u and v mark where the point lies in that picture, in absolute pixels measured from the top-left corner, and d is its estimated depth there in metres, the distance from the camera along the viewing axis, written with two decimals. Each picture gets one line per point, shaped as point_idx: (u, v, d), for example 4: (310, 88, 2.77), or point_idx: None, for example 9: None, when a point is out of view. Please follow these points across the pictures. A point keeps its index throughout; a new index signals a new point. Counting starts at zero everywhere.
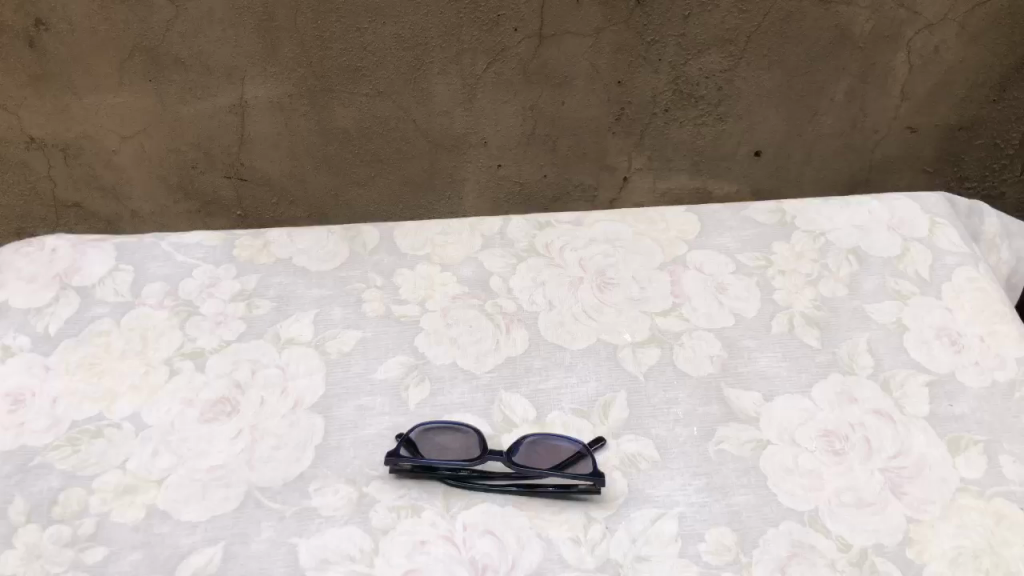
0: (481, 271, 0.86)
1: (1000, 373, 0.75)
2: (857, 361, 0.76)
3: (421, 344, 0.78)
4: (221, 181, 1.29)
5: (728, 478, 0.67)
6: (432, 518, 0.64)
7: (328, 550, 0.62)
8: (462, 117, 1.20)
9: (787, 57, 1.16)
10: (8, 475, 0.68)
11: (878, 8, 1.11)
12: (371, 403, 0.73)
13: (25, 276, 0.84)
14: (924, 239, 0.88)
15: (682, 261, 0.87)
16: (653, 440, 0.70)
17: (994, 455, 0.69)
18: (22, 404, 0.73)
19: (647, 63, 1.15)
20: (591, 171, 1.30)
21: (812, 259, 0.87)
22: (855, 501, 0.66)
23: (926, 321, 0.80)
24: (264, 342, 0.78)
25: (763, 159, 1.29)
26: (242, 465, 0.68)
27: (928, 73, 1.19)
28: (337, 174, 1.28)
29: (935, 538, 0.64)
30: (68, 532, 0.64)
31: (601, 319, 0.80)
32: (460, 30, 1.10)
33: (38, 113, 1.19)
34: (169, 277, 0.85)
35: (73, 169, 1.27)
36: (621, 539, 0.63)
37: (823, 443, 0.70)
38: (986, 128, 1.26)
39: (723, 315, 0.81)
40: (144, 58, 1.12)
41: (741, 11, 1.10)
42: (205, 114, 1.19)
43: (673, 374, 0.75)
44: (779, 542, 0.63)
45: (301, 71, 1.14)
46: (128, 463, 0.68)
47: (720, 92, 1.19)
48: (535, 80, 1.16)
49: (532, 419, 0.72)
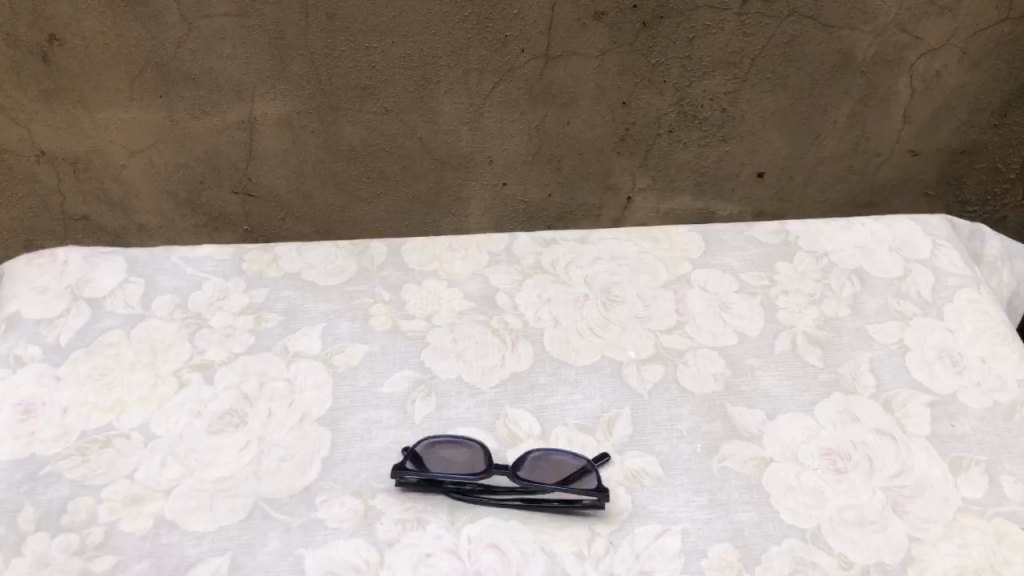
0: (487, 286, 0.87)
1: (1002, 396, 0.76)
2: (859, 381, 0.77)
3: (428, 359, 0.79)
4: (228, 197, 1.31)
5: (731, 495, 0.68)
6: (439, 531, 0.65)
7: (333, 562, 0.63)
8: (469, 136, 1.22)
9: (790, 80, 1.18)
10: (19, 483, 0.68)
11: (881, 34, 1.13)
12: (378, 416, 0.73)
13: (36, 286, 0.85)
14: (926, 260, 0.89)
15: (686, 279, 0.88)
16: (657, 457, 0.70)
17: (996, 475, 0.70)
18: (33, 413, 0.74)
19: (651, 85, 1.17)
20: (596, 190, 1.31)
21: (815, 279, 0.87)
22: (856, 520, 0.66)
23: (927, 341, 0.81)
24: (273, 355, 0.79)
25: (766, 180, 1.31)
26: (250, 476, 0.69)
27: (930, 97, 1.21)
28: (344, 191, 1.30)
29: (937, 557, 0.64)
30: (77, 540, 0.64)
31: (605, 336, 0.81)
32: (468, 50, 1.11)
33: (49, 127, 1.21)
34: (180, 290, 0.86)
35: (82, 182, 1.29)
36: (624, 554, 0.64)
37: (825, 461, 0.70)
38: (987, 152, 1.28)
39: (727, 334, 0.81)
40: (155, 75, 1.14)
41: (746, 34, 1.11)
42: (214, 130, 1.21)
43: (677, 391, 0.76)
44: (781, 559, 0.64)
45: (310, 89, 1.15)
46: (137, 472, 0.69)
47: (724, 114, 1.21)
48: (541, 100, 1.18)
49: (537, 433, 0.73)
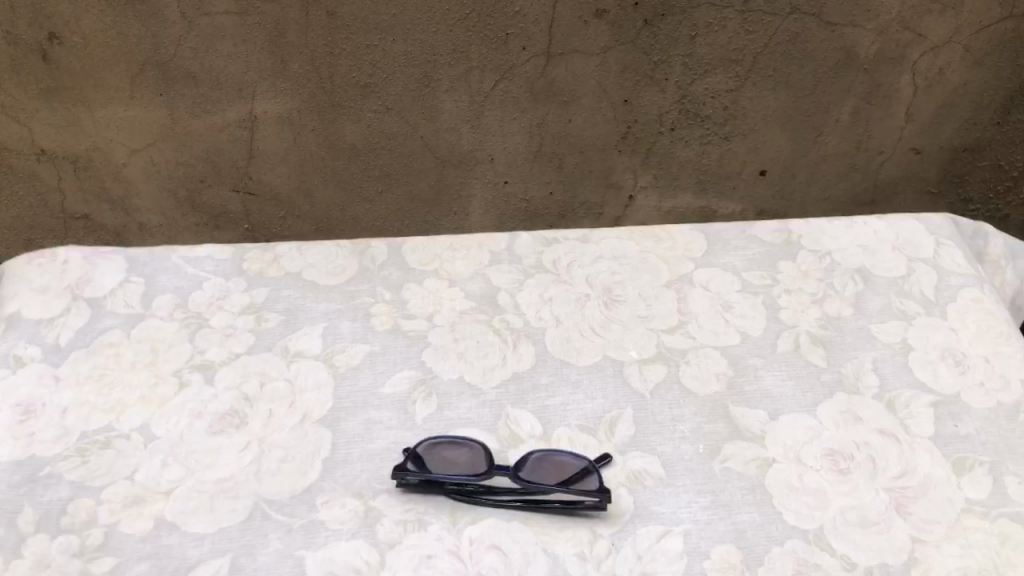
0: (488, 285, 0.86)
1: (1005, 396, 0.76)
2: (862, 381, 0.77)
3: (429, 359, 0.78)
4: (228, 196, 1.31)
5: (734, 496, 0.67)
6: (440, 532, 0.65)
7: (334, 563, 0.63)
8: (470, 134, 1.21)
9: (792, 78, 1.17)
10: (18, 485, 0.68)
11: (884, 31, 1.12)
12: (379, 417, 0.73)
13: (36, 286, 0.85)
14: (928, 260, 0.89)
15: (688, 279, 0.87)
16: (659, 458, 0.70)
17: (999, 476, 0.69)
18: (32, 414, 0.74)
19: (653, 83, 1.16)
20: (597, 189, 1.30)
21: (818, 278, 0.87)
22: (859, 521, 0.66)
23: (930, 341, 0.80)
24: (274, 355, 0.79)
25: (768, 179, 1.30)
26: (251, 477, 0.69)
27: (933, 94, 1.20)
28: (345, 190, 1.30)
29: (940, 559, 0.64)
30: (77, 542, 0.64)
31: (607, 336, 0.81)
32: (469, 48, 1.11)
33: (49, 126, 1.21)
34: (180, 289, 0.85)
35: (82, 180, 1.29)
36: (626, 556, 0.63)
37: (827, 462, 0.70)
38: (990, 150, 1.27)
39: (729, 334, 0.81)
40: (155, 73, 1.14)
41: (748, 31, 1.11)
42: (214, 128, 1.20)
43: (679, 391, 0.75)
44: (783, 560, 0.63)
45: (311, 87, 1.15)
46: (137, 474, 0.69)
47: (725, 113, 1.21)
48: (542, 98, 1.17)
49: (538, 434, 0.72)
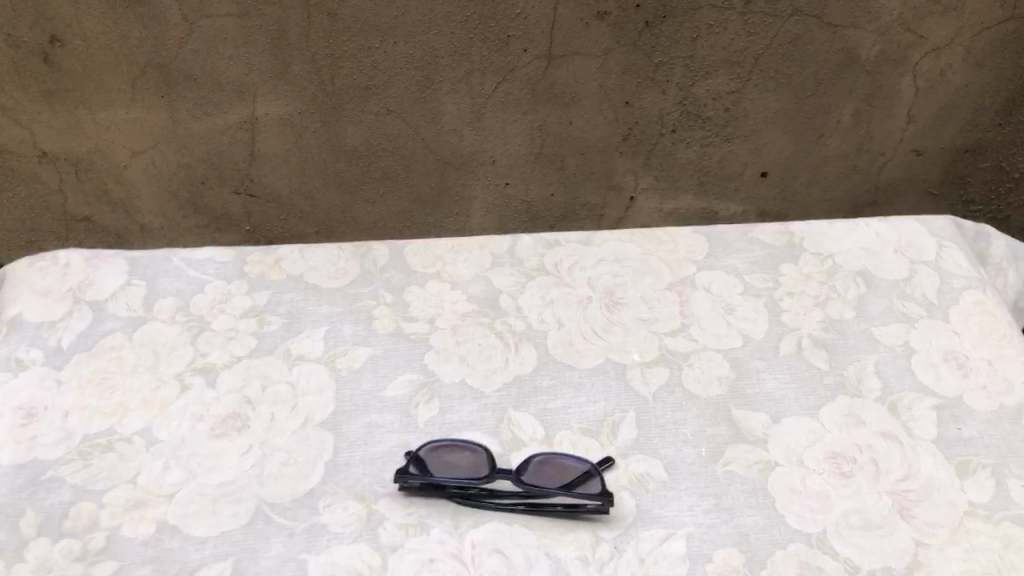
0: (490, 288, 0.86)
1: (1007, 398, 0.76)
2: (864, 384, 0.77)
3: (431, 362, 0.78)
4: (230, 198, 1.30)
5: (736, 499, 0.67)
6: (442, 535, 0.65)
7: (336, 566, 0.63)
8: (471, 136, 1.21)
9: (793, 80, 1.17)
10: (20, 488, 0.68)
11: (885, 33, 1.12)
12: (381, 420, 0.73)
13: (38, 288, 0.85)
14: (930, 262, 0.89)
15: (690, 281, 0.87)
16: (661, 461, 0.70)
17: (1002, 479, 0.69)
18: (34, 417, 0.74)
19: (654, 85, 1.16)
20: (598, 190, 1.30)
21: (819, 281, 0.87)
22: (862, 524, 0.66)
23: (933, 344, 0.80)
24: (275, 358, 0.79)
25: (769, 180, 1.30)
26: (253, 480, 0.69)
27: (934, 95, 1.20)
28: (346, 192, 1.30)
29: (943, 562, 0.64)
30: (79, 546, 0.64)
31: (609, 338, 0.81)
32: (470, 50, 1.11)
33: (50, 128, 1.21)
34: (181, 292, 0.85)
35: (83, 183, 1.29)
36: (628, 559, 0.63)
37: (830, 465, 0.70)
38: (991, 152, 1.27)
39: (731, 336, 0.81)
40: (156, 75, 1.14)
41: (749, 33, 1.11)
42: (215, 130, 1.20)
43: (681, 394, 0.75)
44: (786, 563, 0.63)
45: (312, 89, 1.15)
46: (139, 477, 0.69)
47: (727, 114, 1.21)
48: (543, 100, 1.17)
49: (540, 437, 0.72)
